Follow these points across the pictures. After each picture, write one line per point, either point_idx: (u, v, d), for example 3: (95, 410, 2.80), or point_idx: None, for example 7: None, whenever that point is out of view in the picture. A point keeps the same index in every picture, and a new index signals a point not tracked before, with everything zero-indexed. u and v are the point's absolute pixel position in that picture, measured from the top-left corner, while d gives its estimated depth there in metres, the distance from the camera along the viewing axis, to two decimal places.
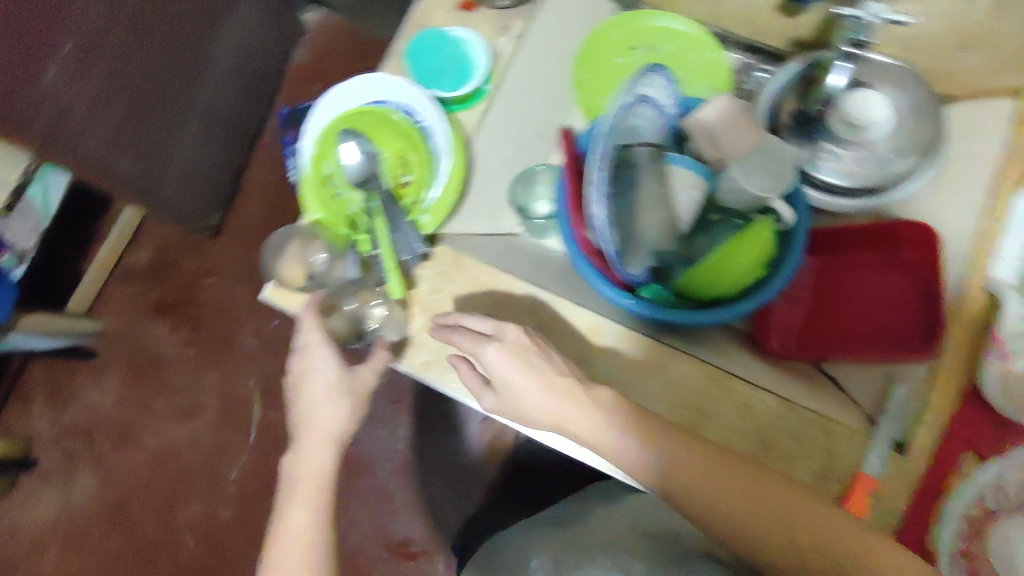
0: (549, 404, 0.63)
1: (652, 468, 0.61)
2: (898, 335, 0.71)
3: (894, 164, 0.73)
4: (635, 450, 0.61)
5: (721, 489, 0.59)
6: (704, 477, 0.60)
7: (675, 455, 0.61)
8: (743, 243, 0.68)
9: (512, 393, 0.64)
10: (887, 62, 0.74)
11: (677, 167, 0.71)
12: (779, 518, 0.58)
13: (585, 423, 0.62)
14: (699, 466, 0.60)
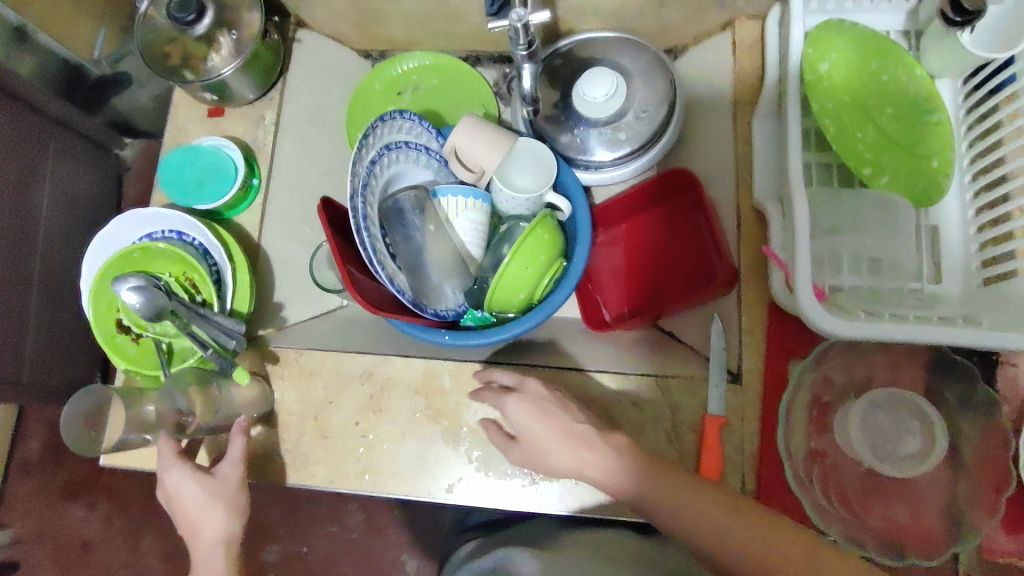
0: (561, 459, 0.60)
1: (649, 500, 0.57)
2: (700, 275, 0.74)
3: (648, 120, 0.78)
4: (639, 476, 0.58)
5: (711, 526, 0.55)
6: (693, 512, 0.55)
7: (669, 483, 0.57)
8: (531, 241, 0.69)
9: (532, 444, 0.62)
10: (607, 37, 0.82)
11: (450, 199, 0.72)
12: (761, 544, 0.53)
13: (591, 464, 0.59)
14: (682, 500, 0.56)
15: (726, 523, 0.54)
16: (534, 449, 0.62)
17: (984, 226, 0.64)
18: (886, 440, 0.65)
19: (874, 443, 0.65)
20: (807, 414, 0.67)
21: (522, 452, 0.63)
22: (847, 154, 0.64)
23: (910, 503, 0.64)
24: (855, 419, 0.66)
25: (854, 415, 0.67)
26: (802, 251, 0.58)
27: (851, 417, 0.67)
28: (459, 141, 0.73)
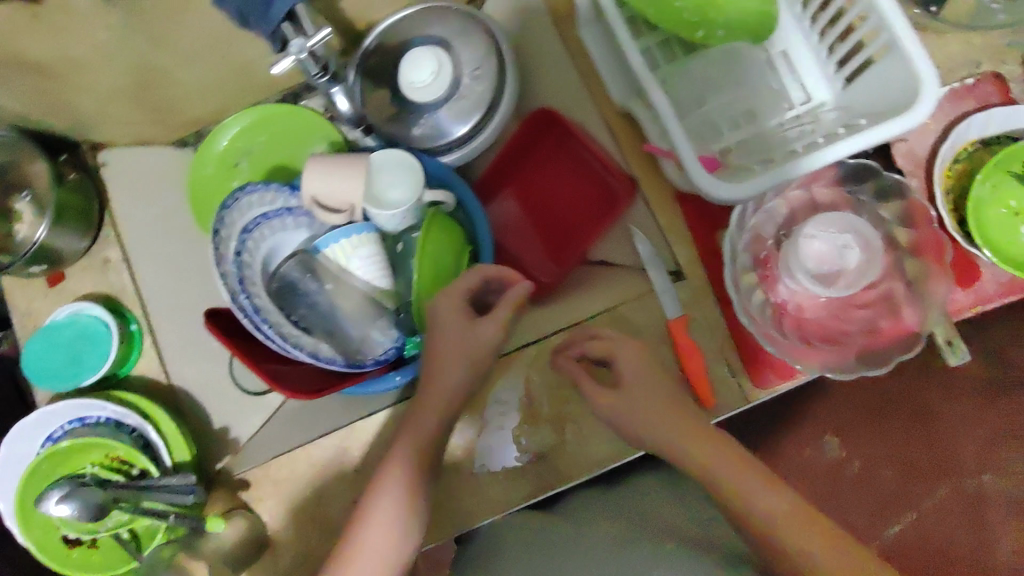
0: (662, 433, 0.57)
1: (698, 465, 0.55)
2: (601, 197, 0.75)
3: (484, 76, 0.76)
4: (709, 446, 0.55)
5: (774, 512, 0.52)
6: (765, 494, 0.52)
7: (755, 471, 0.54)
8: (431, 246, 0.66)
9: (641, 397, 0.59)
10: (404, 15, 0.78)
11: (334, 247, 0.68)
12: (814, 552, 0.50)
13: (679, 436, 0.56)
14: (754, 485, 0.53)
15: (770, 500, 0.52)
16: (637, 410, 0.58)
17: (823, 31, 0.65)
18: (828, 266, 0.64)
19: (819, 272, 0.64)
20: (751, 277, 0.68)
21: (618, 407, 0.59)
22: (667, 25, 0.62)
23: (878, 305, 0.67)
24: (796, 249, 0.64)
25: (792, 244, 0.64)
26: (678, 138, 0.56)
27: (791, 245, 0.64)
28: (314, 186, 0.68)
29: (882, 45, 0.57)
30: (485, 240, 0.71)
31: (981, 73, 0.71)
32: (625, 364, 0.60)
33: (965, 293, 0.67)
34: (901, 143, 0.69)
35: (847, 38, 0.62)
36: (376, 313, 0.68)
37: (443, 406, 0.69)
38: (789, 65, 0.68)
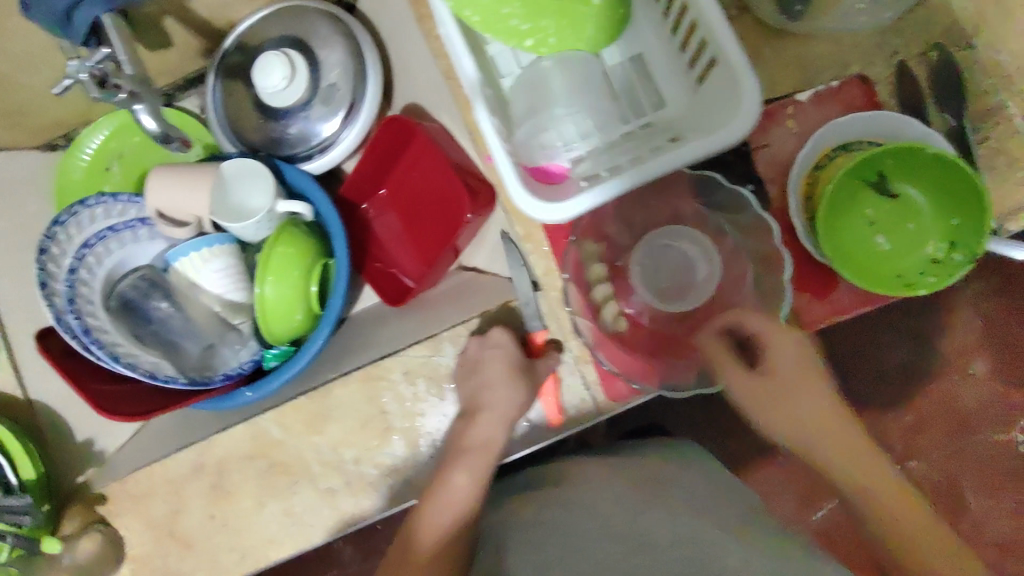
0: (802, 407, 0.63)
1: (812, 440, 0.63)
2: (457, 204, 0.71)
3: (344, 75, 0.73)
4: (845, 434, 0.63)
5: (847, 475, 0.62)
6: (867, 478, 0.62)
7: (864, 462, 0.62)
8: (276, 259, 0.64)
9: (788, 391, 0.63)
10: (260, 17, 0.75)
11: (184, 259, 0.66)
12: (900, 516, 0.60)
13: (824, 431, 0.63)
14: (855, 470, 0.62)
15: (877, 487, 0.61)
16: (775, 393, 0.63)
17: (673, 33, 0.62)
18: (676, 280, 0.66)
19: (665, 286, 0.66)
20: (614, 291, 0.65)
21: (752, 389, 0.63)
22: (498, 34, 0.57)
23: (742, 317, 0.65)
24: (642, 260, 0.66)
25: (639, 254, 0.67)
26: (498, 154, 0.54)
27: (637, 255, 0.67)
28: (157, 199, 0.66)
29: (715, 52, 0.54)
30: (342, 252, 0.70)
31: (847, 75, 0.69)
32: (783, 356, 0.63)
33: (820, 304, 0.68)
34: (760, 151, 0.69)
35: (692, 42, 0.59)
36: (224, 329, 0.67)
37: (299, 420, 0.69)
38: (643, 69, 0.65)
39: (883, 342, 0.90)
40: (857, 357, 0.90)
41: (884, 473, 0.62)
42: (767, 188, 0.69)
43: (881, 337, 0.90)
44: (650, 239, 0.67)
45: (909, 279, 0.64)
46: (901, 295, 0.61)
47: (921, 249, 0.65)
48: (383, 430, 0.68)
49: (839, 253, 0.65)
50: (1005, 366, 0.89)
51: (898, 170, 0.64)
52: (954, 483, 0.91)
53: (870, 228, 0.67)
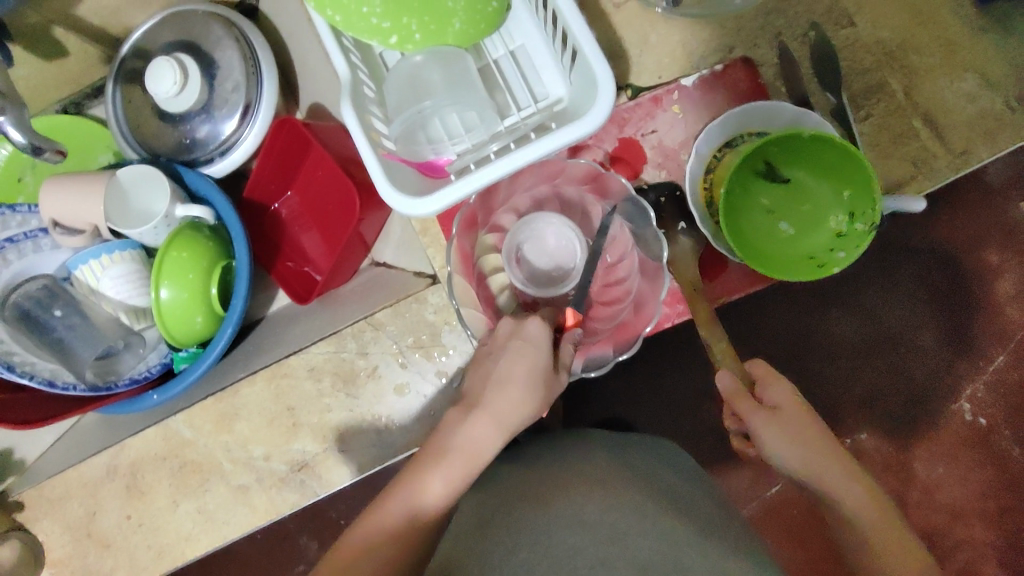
0: (780, 447, 0.58)
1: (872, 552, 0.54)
2: (349, 196, 0.71)
3: (239, 75, 0.74)
4: (839, 472, 0.58)
5: None
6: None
7: (896, 535, 0.55)
8: (170, 263, 0.66)
9: (783, 421, 0.59)
10: (152, 22, 0.75)
11: (83, 267, 0.68)
12: None
13: (809, 456, 0.58)
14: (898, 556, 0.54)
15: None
16: (799, 439, 0.58)
17: (548, 23, 0.63)
18: (548, 269, 0.66)
19: (534, 269, 0.66)
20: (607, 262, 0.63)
21: (771, 425, 0.59)
22: (361, 33, 0.58)
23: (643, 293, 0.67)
24: (529, 237, 0.67)
25: (528, 229, 0.67)
26: (369, 156, 0.57)
27: (523, 229, 0.67)
28: (55, 210, 0.67)
29: (576, 45, 0.56)
30: (242, 254, 0.70)
31: (732, 58, 0.70)
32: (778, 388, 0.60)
33: (710, 283, 0.70)
34: (648, 136, 0.70)
35: (563, 33, 0.60)
36: (129, 337, 0.69)
37: (207, 420, 0.70)
38: (526, 60, 0.66)
39: (879, 308, 1.01)
40: (853, 319, 1.01)
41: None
42: (657, 172, 0.71)
43: (883, 310, 1.01)
44: (551, 216, 0.66)
45: (821, 260, 0.63)
46: (817, 278, 0.61)
47: (823, 227, 0.65)
48: (291, 426, 0.69)
49: (744, 244, 0.64)
50: (978, 368, 1.02)
51: (783, 156, 0.64)
52: (904, 454, 1.03)
53: (770, 217, 0.67)
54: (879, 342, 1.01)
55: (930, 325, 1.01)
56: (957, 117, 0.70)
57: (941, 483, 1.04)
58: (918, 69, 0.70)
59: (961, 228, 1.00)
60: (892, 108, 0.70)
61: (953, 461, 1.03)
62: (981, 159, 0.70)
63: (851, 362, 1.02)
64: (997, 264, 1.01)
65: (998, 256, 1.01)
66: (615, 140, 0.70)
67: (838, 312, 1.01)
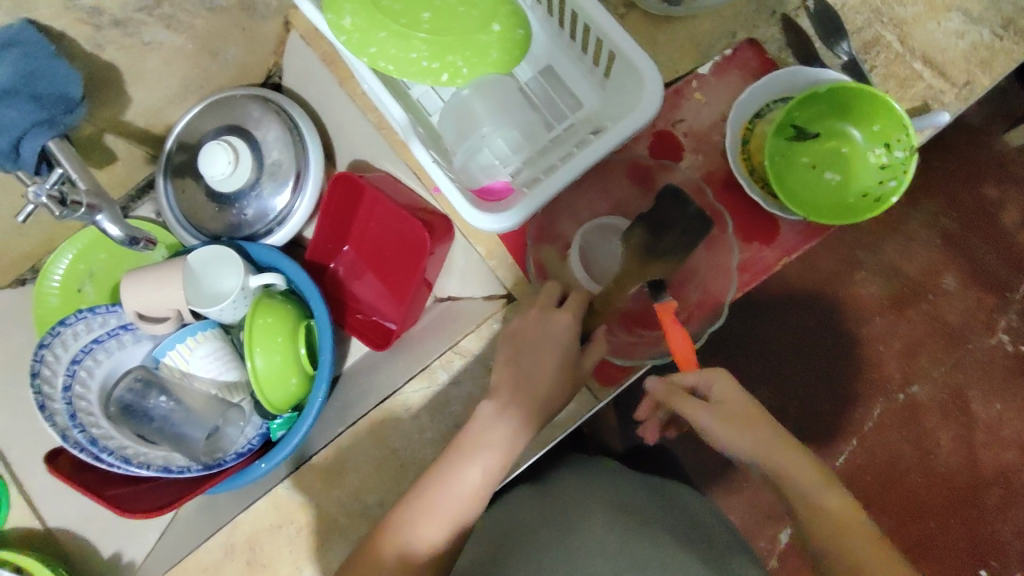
0: (733, 442, 0.57)
1: (776, 475, 0.57)
2: (412, 237, 0.74)
3: (284, 147, 0.78)
4: (808, 472, 0.57)
5: (855, 549, 0.53)
6: (826, 515, 0.55)
7: (802, 466, 0.57)
8: (259, 331, 0.68)
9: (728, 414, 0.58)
10: (193, 114, 0.80)
11: (172, 352, 0.69)
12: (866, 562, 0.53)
13: (754, 443, 0.58)
14: (801, 478, 0.57)
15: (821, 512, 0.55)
16: (726, 432, 0.58)
17: (573, 40, 0.68)
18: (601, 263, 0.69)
19: (597, 267, 0.69)
20: (648, 246, 0.61)
21: (716, 417, 0.58)
22: (412, 77, 0.62)
23: (710, 267, 0.69)
24: (604, 246, 0.71)
25: (605, 240, 0.71)
26: (443, 183, 0.60)
27: (599, 236, 0.72)
28: (135, 303, 0.69)
29: (611, 48, 0.62)
30: (320, 313, 0.72)
31: (737, 42, 0.76)
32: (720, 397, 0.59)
33: (770, 249, 0.72)
34: (679, 125, 0.74)
35: (591, 44, 0.65)
36: (225, 410, 0.70)
37: (314, 480, 0.70)
38: (555, 79, 0.71)
39: (903, 258, 1.06)
40: (882, 273, 1.06)
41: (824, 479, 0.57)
42: (693, 157, 0.75)
43: (902, 262, 1.06)
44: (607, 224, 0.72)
45: (875, 195, 0.67)
46: (881, 212, 0.65)
47: (866, 166, 0.69)
48: (396, 468, 0.70)
49: (795, 201, 0.68)
50: (1008, 299, 1.06)
51: (807, 115, 0.70)
52: (960, 397, 1.06)
53: (815, 171, 0.71)
54: (909, 290, 1.06)
55: (949, 265, 1.06)
56: (952, 54, 0.75)
57: (1003, 417, 1.06)
58: (905, 19, 0.75)
59: (955, 171, 1.07)
60: (890, 59, 0.75)
61: (1009, 392, 1.06)
62: (984, 87, 0.74)
63: (891, 314, 1.06)
64: (1000, 196, 1.07)
65: (1000, 186, 1.07)
66: (650, 135, 0.75)
67: (864, 271, 1.06)
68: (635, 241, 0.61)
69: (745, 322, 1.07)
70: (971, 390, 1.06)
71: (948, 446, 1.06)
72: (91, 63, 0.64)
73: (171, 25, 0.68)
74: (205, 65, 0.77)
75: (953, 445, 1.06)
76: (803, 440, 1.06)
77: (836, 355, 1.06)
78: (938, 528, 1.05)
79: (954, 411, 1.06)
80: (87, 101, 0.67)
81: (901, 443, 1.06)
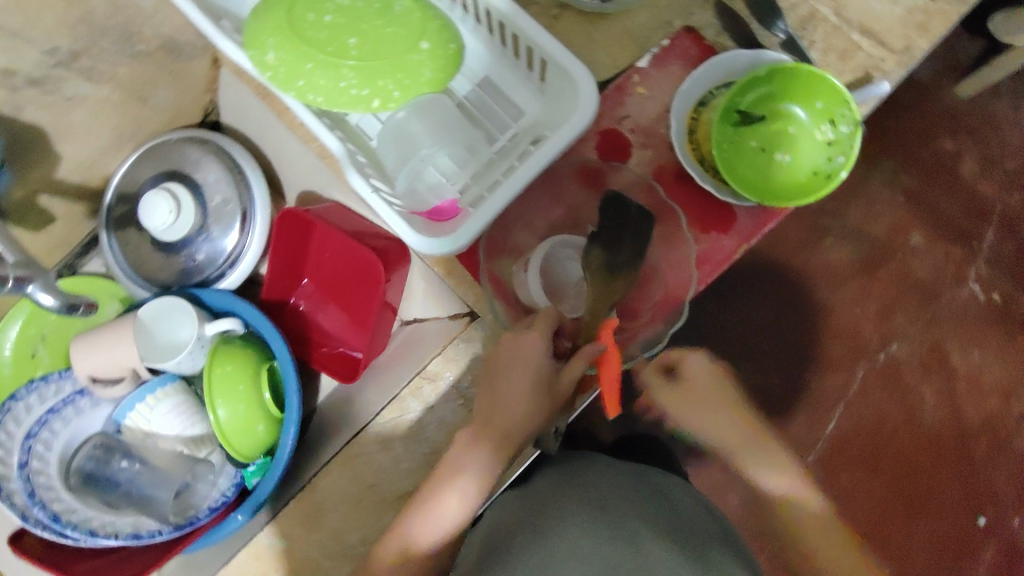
0: (703, 421, 0.68)
1: (721, 438, 0.69)
2: (366, 265, 0.73)
3: (226, 186, 0.76)
4: (722, 416, 0.69)
5: (779, 481, 0.67)
6: (760, 456, 0.68)
7: (732, 418, 0.69)
8: (218, 381, 0.66)
9: (688, 399, 0.68)
10: (129, 164, 0.77)
11: (132, 414, 0.67)
12: (797, 494, 0.67)
13: (728, 434, 0.69)
14: (730, 437, 0.69)
15: (764, 454, 0.68)
16: (686, 406, 0.68)
17: (508, 48, 0.67)
18: (560, 279, 0.68)
19: (555, 277, 0.68)
20: (607, 265, 0.61)
21: (677, 399, 0.69)
22: (344, 106, 0.60)
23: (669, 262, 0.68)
24: (573, 260, 0.68)
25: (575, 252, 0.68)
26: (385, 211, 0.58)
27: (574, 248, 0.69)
28: (89, 364, 0.68)
29: (542, 56, 0.61)
30: (281, 354, 0.70)
31: (674, 31, 0.75)
32: (694, 376, 0.69)
33: (729, 236, 0.72)
34: (625, 121, 0.73)
35: (524, 52, 0.64)
36: (191, 464, 0.67)
37: (294, 524, 0.68)
38: (494, 89, 0.70)
39: (867, 222, 1.07)
40: (847, 240, 1.07)
41: (772, 449, 0.69)
42: (643, 152, 0.74)
43: (867, 225, 1.07)
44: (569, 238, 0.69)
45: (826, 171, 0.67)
46: (832, 190, 0.65)
47: (815, 145, 0.69)
48: (377, 503, 0.69)
49: (748, 186, 0.68)
50: (975, 249, 1.07)
51: (752, 98, 0.69)
52: (937, 351, 1.06)
53: (766, 154, 0.70)
54: (876, 253, 1.06)
55: (913, 225, 1.06)
56: (888, 20, 0.74)
57: (982, 368, 1.07)
58: None
59: (908, 130, 1.08)
60: (828, 32, 0.75)
61: (985, 342, 1.07)
62: (923, 51, 0.74)
63: (862, 280, 1.06)
64: (953, 150, 1.08)
65: (953, 141, 1.08)
66: (597, 134, 0.73)
67: (829, 239, 1.07)
68: (595, 260, 0.61)
69: (722, 305, 1.06)
70: (948, 345, 1.06)
71: (932, 403, 1.06)
72: (12, 126, 0.61)
73: (92, 77, 0.66)
74: (134, 111, 0.75)
75: (937, 401, 1.06)
76: (789, 415, 1.06)
77: (814, 326, 1.06)
78: (931, 484, 1.06)
79: (934, 368, 1.06)
80: (14, 165, 0.64)
81: (887, 405, 1.06)
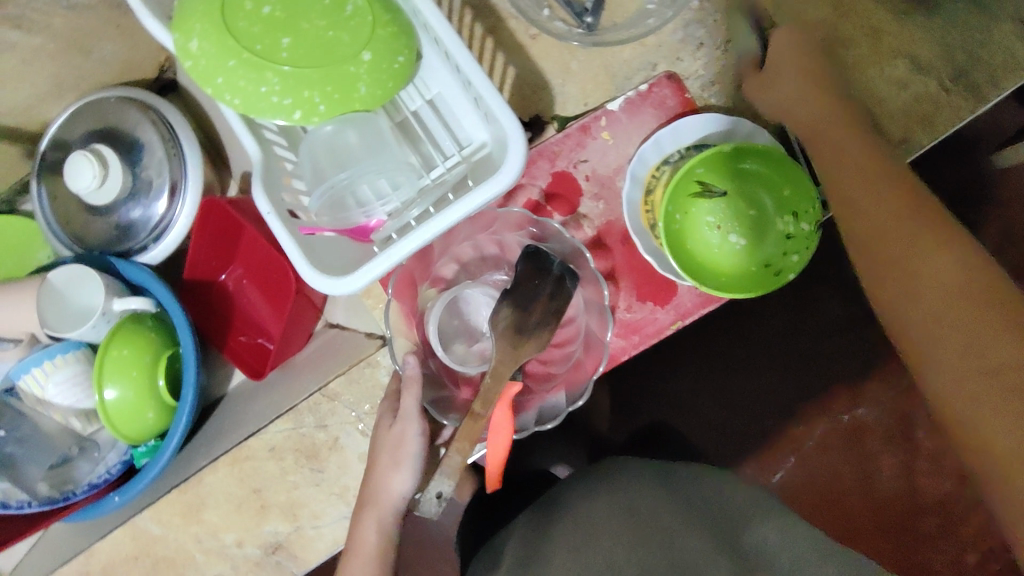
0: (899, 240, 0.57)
1: (926, 329, 0.54)
2: (283, 273, 0.71)
3: (160, 154, 0.72)
4: (941, 251, 0.56)
5: (938, 307, 0.54)
6: (955, 333, 0.53)
7: (943, 255, 0.55)
8: (111, 363, 0.65)
9: (911, 255, 0.56)
10: (66, 114, 0.74)
11: (26, 377, 0.65)
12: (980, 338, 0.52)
13: (947, 280, 0.55)
14: (935, 271, 0.55)
15: (937, 284, 0.55)
16: (889, 256, 0.58)
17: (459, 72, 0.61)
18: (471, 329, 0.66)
19: (467, 326, 0.67)
20: (517, 326, 0.58)
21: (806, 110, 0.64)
22: (262, 113, 0.56)
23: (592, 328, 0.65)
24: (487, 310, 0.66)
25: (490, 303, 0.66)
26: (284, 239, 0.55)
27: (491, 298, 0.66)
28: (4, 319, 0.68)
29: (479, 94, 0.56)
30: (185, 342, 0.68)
31: (656, 74, 0.69)
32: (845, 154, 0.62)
33: (664, 310, 0.68)
34: (581, 166, 0.69)
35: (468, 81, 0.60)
36: (77, 440, 0.68)
37: (173, 512, 0.69)
38: (445, 108, 0.64)
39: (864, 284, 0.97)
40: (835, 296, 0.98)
41: (958, 293, 0.54)
42: (594, 203, 0.69)
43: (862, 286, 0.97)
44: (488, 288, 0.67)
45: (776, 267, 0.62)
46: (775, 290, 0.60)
47: (772, 231, 0.64)
48: (259, 506, 0.69)
49: (691, 266, 0.63)
50: None
51: (714, 170, 0.63)
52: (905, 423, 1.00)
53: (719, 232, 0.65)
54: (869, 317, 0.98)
55: None
56: (891, 105, 0.66)
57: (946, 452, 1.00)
58: (847, 62, 0.67)
59: None
60: None
61: None
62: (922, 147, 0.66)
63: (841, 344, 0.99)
64: (972, 224, 0.99)
65: (975, 214, 0.99)
66: (549, 176, 0.69)
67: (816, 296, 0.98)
68: (502, 320, 0.58)
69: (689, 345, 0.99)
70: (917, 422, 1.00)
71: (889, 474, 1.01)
72: None
73: (22, 26, 0.62)
74: (76, 62, 0.71)
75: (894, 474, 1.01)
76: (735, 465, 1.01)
77: (787, 378, 1.00)
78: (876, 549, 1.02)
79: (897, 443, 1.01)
80: None
81: (844, 466, 1.01)
